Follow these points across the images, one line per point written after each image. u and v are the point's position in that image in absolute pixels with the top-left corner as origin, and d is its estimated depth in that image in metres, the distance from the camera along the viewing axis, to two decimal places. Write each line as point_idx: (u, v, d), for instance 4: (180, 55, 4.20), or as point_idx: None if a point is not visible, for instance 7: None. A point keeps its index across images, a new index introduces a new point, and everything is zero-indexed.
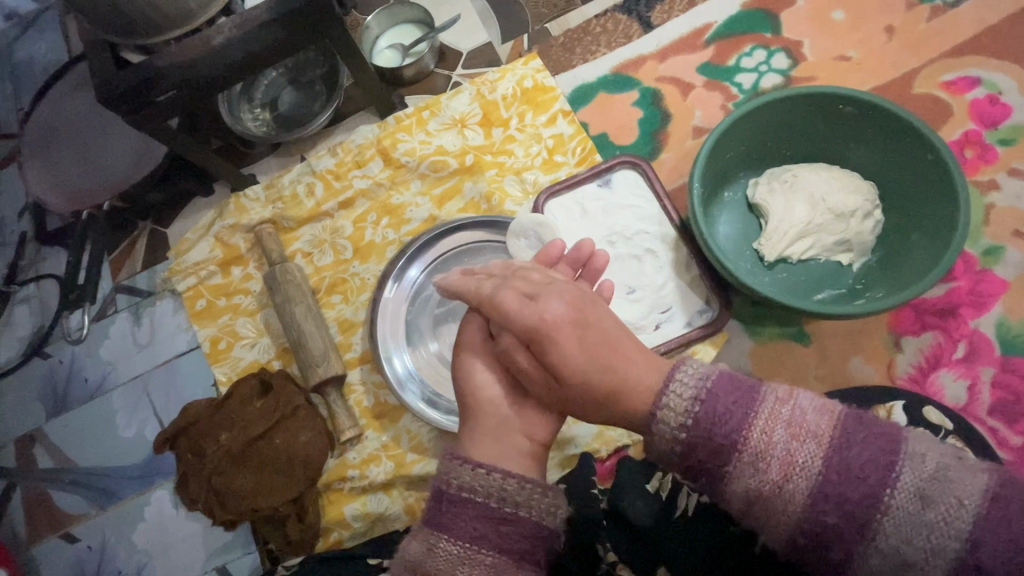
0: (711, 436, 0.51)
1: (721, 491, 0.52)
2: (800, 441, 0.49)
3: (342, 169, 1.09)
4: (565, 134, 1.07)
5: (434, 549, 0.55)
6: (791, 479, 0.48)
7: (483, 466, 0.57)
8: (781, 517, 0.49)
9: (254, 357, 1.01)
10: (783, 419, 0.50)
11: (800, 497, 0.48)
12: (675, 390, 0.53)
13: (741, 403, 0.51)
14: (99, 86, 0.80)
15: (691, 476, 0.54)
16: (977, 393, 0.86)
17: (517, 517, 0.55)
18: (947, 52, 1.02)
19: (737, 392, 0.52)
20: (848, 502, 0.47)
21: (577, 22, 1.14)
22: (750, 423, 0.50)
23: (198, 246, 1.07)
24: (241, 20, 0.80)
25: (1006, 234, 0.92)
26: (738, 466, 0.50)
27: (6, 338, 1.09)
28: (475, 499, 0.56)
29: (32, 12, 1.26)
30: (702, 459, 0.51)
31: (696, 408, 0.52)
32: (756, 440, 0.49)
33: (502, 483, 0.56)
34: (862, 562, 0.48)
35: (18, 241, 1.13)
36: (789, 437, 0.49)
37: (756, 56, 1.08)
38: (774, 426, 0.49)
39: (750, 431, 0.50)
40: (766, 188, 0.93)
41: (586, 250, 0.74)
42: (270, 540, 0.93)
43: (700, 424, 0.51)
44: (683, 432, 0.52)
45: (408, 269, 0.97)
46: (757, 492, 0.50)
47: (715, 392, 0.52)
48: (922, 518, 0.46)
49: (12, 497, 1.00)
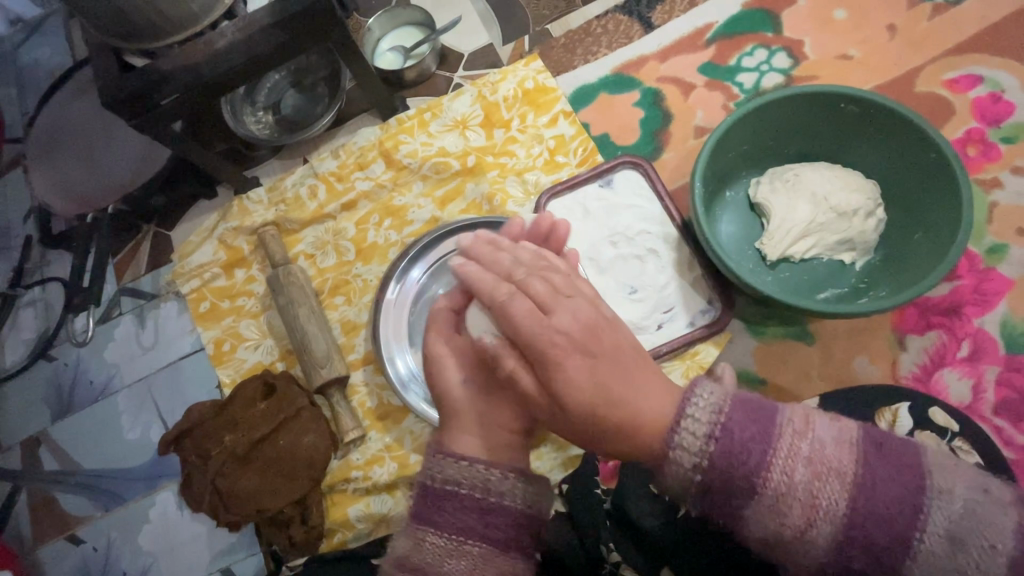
0: (730, 479, 0.53)
1: (742, 528, 0.55)
2: (822, 482, 0.51)
3: (344, 171, 1.09)
4: (567, 134, 1.07)
5: (421, 542, 0.58)
6: (815, 520, 0.51)
7: (465, 458, 0.60)
8: (806, 551, 0.53)
9: (258, 359, 1.02)
10: (803, 459, 0.52)
11: (825, 535, 0.51)
12: (688, 428, 0.54)
13: (757, 444, 0.53)
14: (103, 90, 0.81)
15: (709, 513, 0.56)
16: (982, 392, 0.85)
17: (501, 507, 0.59)
18: (949, 50, 1.02)
19: (755, 432, 0.53)
20: (874, 539, 0.51)
21: (578, 23, 1.14)
22: (770, 462, 0.52)
23: (202, 249, 1.07)
24: (244, 24, 0.81)
25: (1010, 232, 0.92)
26: (759, 507, 0.52)
27: (12, 341, 1.09)
28: (460, 492, 0.59)
29: (37, 18, 1.27)
30: (721, 499, 0.54)
31: (712, 450, 0.53)
32: (776, 481, 0.52)
33: (484, 474, 0.59)
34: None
35: (23, 245, 1.14)
36: (812, 478, 0.51)
37: (758, 56, 1.08)
38: (795, 466, 0.52)
39: (770, 471, 0.52)
40: (768, 187, 0.93)
41: (516, 227, 0.70)
42: (274, 542, 0.93)
43: (719, 468, 0.53)
44: (699, 473, 0.54)
45: (411, 270, 0.97)
46: (780, 532, 0.52)
47: (729, 432, 0.53)
48: (949, 558, 0.49)
49: (17, 500, 1.01)
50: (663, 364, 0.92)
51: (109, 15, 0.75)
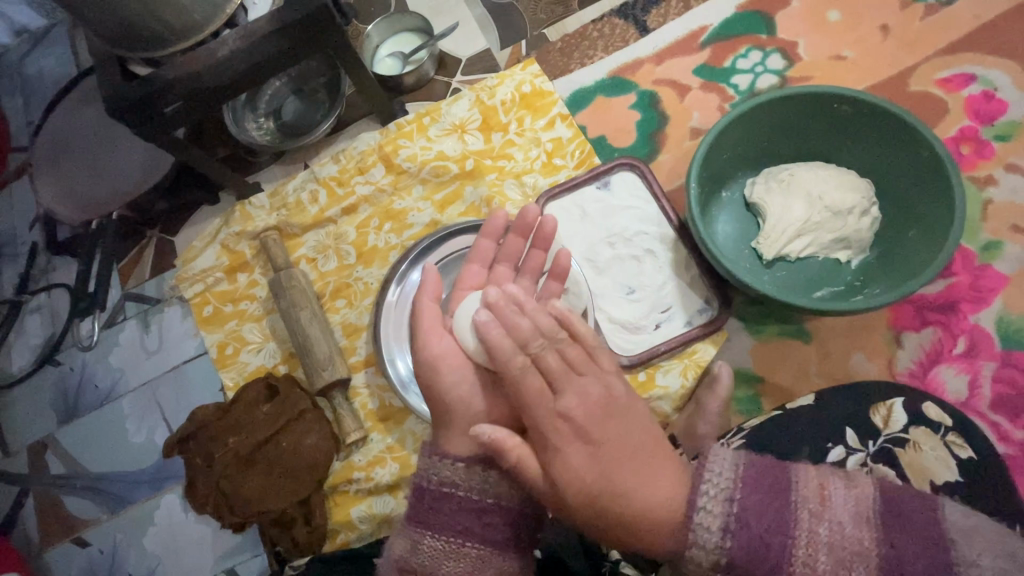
0: (753, 574, 0.50)
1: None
2: (847, 568, 0.48)
3: (345, 175, 1.10)
4: (564, 137, 1.08)
5: (418, 545, 0.59)
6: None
7: (459, 461, 0.61)
8: None
9: (261, 362, 1.03)
10: (824, 544, 0.49)
11: None
12: (701, 521, 0.52)
13: (775, 535, 0.50)
14: (108, 98, 0.83)
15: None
16: (978, 388, 0.86)
17: (498, 508, 0.60)
18: (942, 49, 1.03)
19: (768, 520, 0.50)
20: None
21: (574, 28, 1.15)
22: (790, 554, 0.49)
23: (205, 254, 1.08)
24: (245, 32, 0.82)
25: (1005, 229, 0.92)
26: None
27: (19, 347, 1.11)
28: (457, 494, 0.60)
29: (43, 28, 1.28)
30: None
31: (730, 543, 0.50)
32: (799, 573, 0.49)
33: (479, 475, 0.60)
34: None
35: (29, 252, 1.15)
36: (835, 564, 0.49)
37: (752, 57, 1.09)
38: (817, 553, 0.49)
39: (791, 564, 0.49)
40: (763, 187, 0.94)
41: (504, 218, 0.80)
42: (278, 543, 0.94)
43: (741, 562, 0.50)
44: (720, 570, 0.51)
45: (411, 273, 0.98)
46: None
47: (744, 526, 0.50)
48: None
49: (25, 503, 1.02)
50: (660, 364, 0.93)
51: (113, 25, 0.77)
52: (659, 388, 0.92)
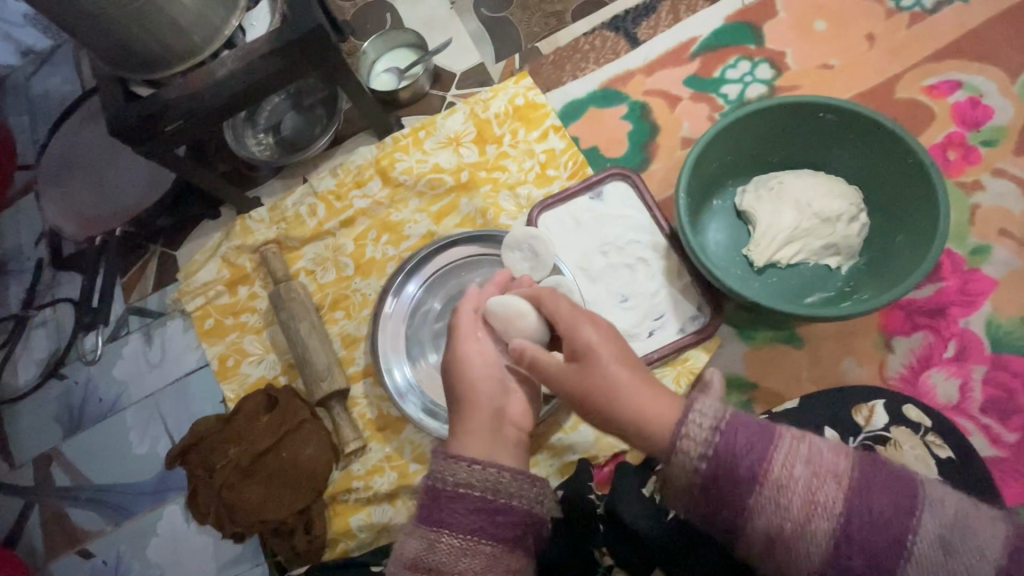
0: (734, 475, 0.55)
1: (743, 528, 0.56)
2: (820, 482, 0.54)
3: (343, 189, 1.13)
4: (557, 148, 1.10)
5: (434, 544, 0.58)
6: (814, 518, 0.53)
7: (476, 463, 0.62)
8: (804, 556, 0.54)
9: (261, 373, 1.05)
10: (801, 459, 0.55)
11: (824, 534, 0.53)
12: (695, 420, 0.58)
13: (759, 443, 0.56)
14: (111, 119, 0.85)
15: (712, 515, 0.58)
16: (969, 391, 0.87)
17: (512, 506, 0.61)
18: (928, 57, 1.05)
19: (755, 431, 0.56)
20: (872, 545, 0.52)
21: (566, 41, 1.18)
22: (771, 458, 0.55)
23: (207, 267, 1.11)
24: (243, 53, 0.85)
25: (992, 233, 0.94)
26: (759, 502, 0.55)
27: (25, 361, 1.13)
28: (473, 492, 0.60)
29: (48, 49, 1.32)
30: (726, 496, 0.56)
31: (715, 447, 0.56)
32: (776, 473, 0.55)
33: (496, 476, 0.61)
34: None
35: (35, 267, 1.18)
36: (810, 477, 0.54)
37: (741, 68, 1.11)
38: (795, 466, 0.55)
39: (770, 465, 0.55)
40: (753, 195, 0.95)
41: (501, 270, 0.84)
42: (278, 552, 0.95)
43: (723, 464, 0.56)
44: (705, 461, 0.56)
45: (407, 285, 1.00)
46: (778, 530, 0.54)
47: (734, 426, 0.56)
48: (943, 563, 0.51)
49: (30, 516, 1.04)
50: (654, 371, 0.94)
51: (115, 50, 0.79)
52: None
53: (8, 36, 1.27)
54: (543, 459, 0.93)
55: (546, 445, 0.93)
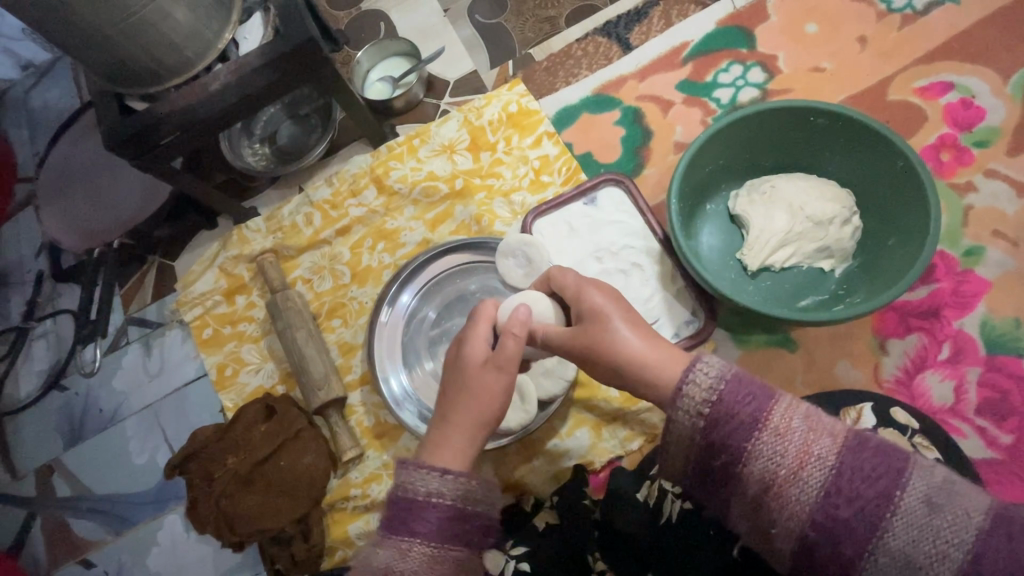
0: (732, 420, 0.55)
1: (736, 473, 0.55)
2: (816, 436, 0.53)
3: (338, 198, 1.13)
4: (551, 154, 1.10)
5: (406, 554, 0.57)
6: (806, 468, 0.52)
7: (448, 472, 0.60)
8: (794, 504, 0.53)
9: (259, 382, 1.05)
10: (801, 413, 0.54)
11: (815, 483, 0.52)
12: (701, 368, 0.57)
13: (760, 394, 0.55)
14: (106, 134, 0.86)
15: (707, 459, 0.57)
16: (964, 393, 0.87)
17: (478, 512, 0.61)
18: (920, 59, 1.05)
19: (757, 383, 0.56)
20: (861, 498, 0.51)
21: (559, 47, 1.18)
22: (771, 406, 0.55)
23: (204, 277, 1.11)
24: (237, 66, 0.86)
25: (985, 235, 0.94)
26: (755, 446, 0.54)
27: (27, 373, 1.14)
28: (444, 502, 0.59)
29: (47, 62, 1.33)
30: (722, 440, 0.55)
31: (717, 393, 0.55)
32: (775, 421, 0.54)
33: (467, 485, 0.60)
34: (871, 563, 0.51)
35: (35, 279, 1.19)
36: (806, 429, 0.53)
37: (733, 71, 1.11)
38: (793, 418, 0.54)
39: (770, 414, 0.54)
40: (746, 200, 0.96)
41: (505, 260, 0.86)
42: (277, 561, 0.95)
43: (721, 409, 0.55)
44: (707, 406, 0.55)
45: (401, 295, 1.01)
46: (772, 475, 0.53)
47: (737, 376, 0.56)
48: (928, 522, 0.49)
49: (32, 526, 1.04)
50: None
51: (110, 65, 0.80)
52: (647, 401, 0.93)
53: (7, 51, 1.29)
54: (539, 465, 0.93)
55: (542, 451, 0.94)
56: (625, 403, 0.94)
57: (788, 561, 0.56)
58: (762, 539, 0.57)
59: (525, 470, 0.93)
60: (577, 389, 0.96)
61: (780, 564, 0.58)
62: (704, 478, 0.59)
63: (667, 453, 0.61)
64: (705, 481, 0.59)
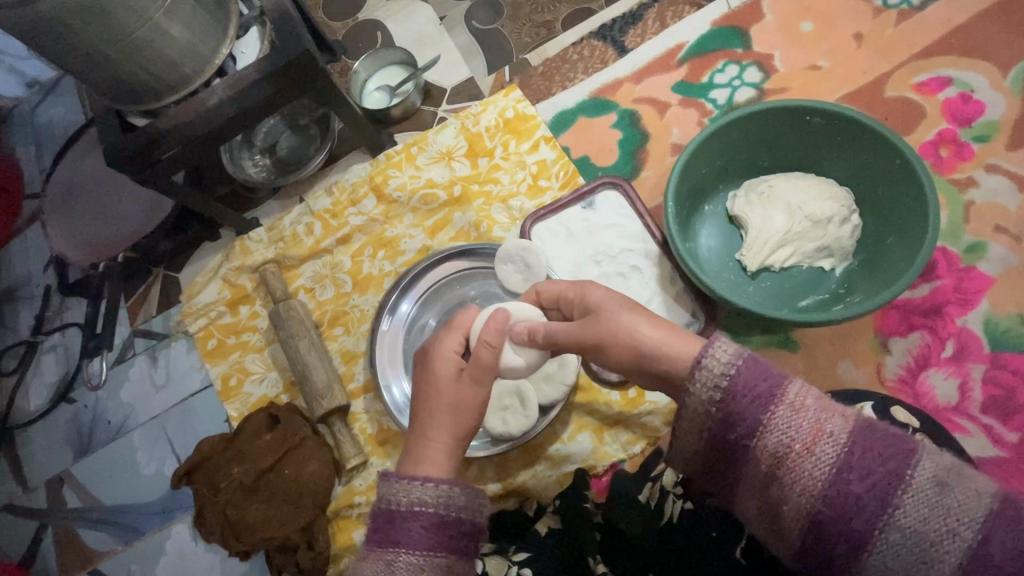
0: (748, 393, 0.54)
1: (749, 449, 0.55)
2: (829, 414, 0.52)
3: (338, 207, 1.14)
4: (548, 159, 1.11)
5: (392, 565, 0.57)
6: (819, 444, 0.51)
7: (429, 480, 0.60)
8: (804, 480, 0.51)
9: (264, 392, 1.06)
10: (814, 392, 0.53)
11: (827, 459, 0.50)
12: (719, 347, 0.56)
13: (776, 371, 0.55)
14: (109, 150, 0.87)
15: (721, 434, 0.56)
16: (969, 391, 0.87)
17: (464, 520, 0.60)
18: (917, 54, 1.05)
19: (773, 364, 0.55)
20: (874, 476, 0.49)
21: (554, 51, 1.19)
22: (786, 385, 0.54)
23: (208, 288, 1.13)
24: (234, 81, 0.87)
25: (987, 230, 0.94)
26: (770, 420, 0.53)
27: (36, 385, 1.16)
28: (427, 511, 0.59)
29: (52, 79, 1.36)
30: (737, 414, 0.54)
31: (734, 368, 0.55)
32: (790, 399, 0.53)
33: (449, 492, 0.60)
34: (882, 542, 0.48)
35: (43, 293, 1.21)
36: (819, 407, 0.52)
37: (729, 72, 1.11)
38: (806, 396, 0.53)
39: (785, 392, 0.53)
40: (744, 200, 0.95)
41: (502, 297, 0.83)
42: (283, 569, 0.96)
43: (737, 383, 0.54)
44: (724, 382, 0.55)
45: (401, 303, 1.01)
46: (785, 450, 0.52)
47: (754, 355, 0.55)
48: (938, 502, 0.47)
49: (44, 538, 1.06)
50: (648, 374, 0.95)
51: (110, 83, 0.82)
52: (647, 403, 0.93)
53: (13, 69, 1.31)
54: (542, 470, 0.93)
55: (544, 455, 0.94)
56: (626, 406, 0.94)
57: (797, 542, 0.54)
58: (772, 519, 0.56)
59: (528, 475, 0.93)
60: (578, 393, 0.96)
61: (788, 547, 0.56)
62: (718, 455, 0.59)
63: (681, 430, 0.60)
64: (718, 457, 0.58)
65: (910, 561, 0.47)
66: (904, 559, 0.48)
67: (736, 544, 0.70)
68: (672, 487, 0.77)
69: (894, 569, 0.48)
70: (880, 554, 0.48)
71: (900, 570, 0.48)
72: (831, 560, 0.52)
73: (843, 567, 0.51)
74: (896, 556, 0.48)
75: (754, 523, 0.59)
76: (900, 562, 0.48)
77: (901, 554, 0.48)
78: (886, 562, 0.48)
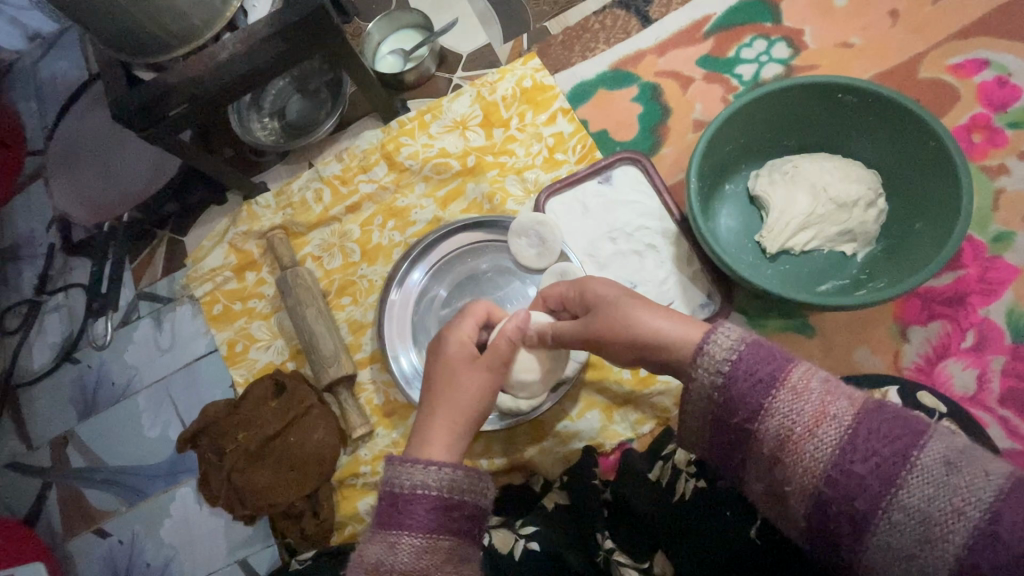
0: (750, 377, 0.53)
1: (753, 430, 0.54)
2: (834, 397, 0.51)
3: (348, 174, 1.11)
4: (565, 132, 1.07)
5: (395, 547, 0.56)
6: (822, 426, 0.50)
7: (432, 463, 0.59)
8: (806, 460, 0.50)
9: (269, 359, 1.05)
10: (819, 376, 0.52)
11: (831, 439, 0.49)
12: (720, 336, 0.56)
13: (781, 354, 0.54)
14: (113, 103, 0.84)
15: (725, 416, 0.56)
16: (987, 382, 0.86)
17: (467, 502, 0.59)
18: (954, 34, 1.01)
19: (776, 351, 0.54)
20: (877, 455, 0.47)
21: (575, 20, 1.14)
22: (791, 368, 0.53)
23: (214, 253, 1.10)
24: (245, 35, 0.83)
25: (1016, 220, 0.91)
26: (772, 402, 0.52)
27: (40, 345, 1.14)
28: (429, 494, 0.58)
29: (54, 33, 1.31)
30: (739, 397, 0.54)
31: (736, 353, 0.54)
32: (794, 381, 0.52)
33: (452, 475, 0.59)
34: (885, 522, 0.47)
35: (47, 253, 1.19)
36: (823, 390, 0.51)
37: (756, 47, 1.07)
38: (811, 378, 0.52)
39: (789, 375, 0.53)
40: (767, 179, 0.92)
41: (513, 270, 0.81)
42: (287, 535, 0.97)
43: (739, 367, 0.54)
44: (726, 364, 0.54)
45: (411, 273, 0.99)
46: (786, 432, 0.51)
47: (756, 342, 0.55)
48: (945, 481, 0.45)
49: (48, 496, 1.06)
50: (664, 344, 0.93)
51: (118, 33, 0.78)
52: (659, 383, 0.92)
53: (14, 21, 1.26)
54: (549, 446, 0.93)
55: (552, 432, 0.93)
56: (637, 385, 0.93)
57: (803, 523, 0.53)
58: (779, 501, 0.55)
59: (535, 451, 0.93)
60: (589, 371, 0.95)
61: (796, 530, 0.55)
62: (724, 437, 0.58)
63: (686, 413, 0.60)
64: (724, 440, 0.58)
65: (915, 540, 0.45)
66: (907, 538, 0.46)
67: (752, 526, 0.67)
68: (685, 467, 0.75)
69: (898, 547, 0.46)
70: (884, 533, 0.47)
71: (904, 549, 0.46)
72: (837, 542, 0.51)
73: (849, 547, 0.50)
74: (899, 535, 0.46)
75: (763, 505, 0.57)
76: (904, 541, 0.46)
77: (905, 534, 0.46)
78: (890, 542, 0.47)
